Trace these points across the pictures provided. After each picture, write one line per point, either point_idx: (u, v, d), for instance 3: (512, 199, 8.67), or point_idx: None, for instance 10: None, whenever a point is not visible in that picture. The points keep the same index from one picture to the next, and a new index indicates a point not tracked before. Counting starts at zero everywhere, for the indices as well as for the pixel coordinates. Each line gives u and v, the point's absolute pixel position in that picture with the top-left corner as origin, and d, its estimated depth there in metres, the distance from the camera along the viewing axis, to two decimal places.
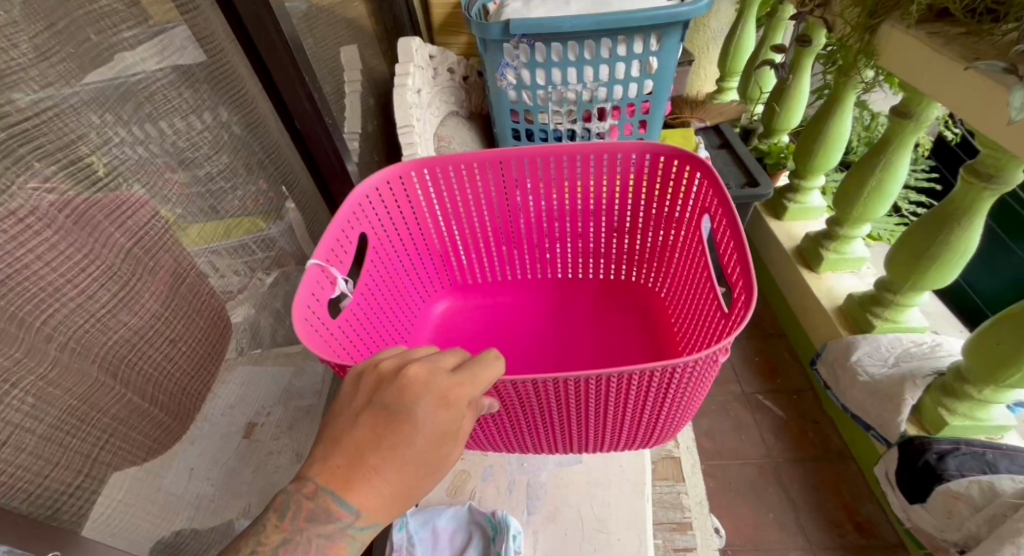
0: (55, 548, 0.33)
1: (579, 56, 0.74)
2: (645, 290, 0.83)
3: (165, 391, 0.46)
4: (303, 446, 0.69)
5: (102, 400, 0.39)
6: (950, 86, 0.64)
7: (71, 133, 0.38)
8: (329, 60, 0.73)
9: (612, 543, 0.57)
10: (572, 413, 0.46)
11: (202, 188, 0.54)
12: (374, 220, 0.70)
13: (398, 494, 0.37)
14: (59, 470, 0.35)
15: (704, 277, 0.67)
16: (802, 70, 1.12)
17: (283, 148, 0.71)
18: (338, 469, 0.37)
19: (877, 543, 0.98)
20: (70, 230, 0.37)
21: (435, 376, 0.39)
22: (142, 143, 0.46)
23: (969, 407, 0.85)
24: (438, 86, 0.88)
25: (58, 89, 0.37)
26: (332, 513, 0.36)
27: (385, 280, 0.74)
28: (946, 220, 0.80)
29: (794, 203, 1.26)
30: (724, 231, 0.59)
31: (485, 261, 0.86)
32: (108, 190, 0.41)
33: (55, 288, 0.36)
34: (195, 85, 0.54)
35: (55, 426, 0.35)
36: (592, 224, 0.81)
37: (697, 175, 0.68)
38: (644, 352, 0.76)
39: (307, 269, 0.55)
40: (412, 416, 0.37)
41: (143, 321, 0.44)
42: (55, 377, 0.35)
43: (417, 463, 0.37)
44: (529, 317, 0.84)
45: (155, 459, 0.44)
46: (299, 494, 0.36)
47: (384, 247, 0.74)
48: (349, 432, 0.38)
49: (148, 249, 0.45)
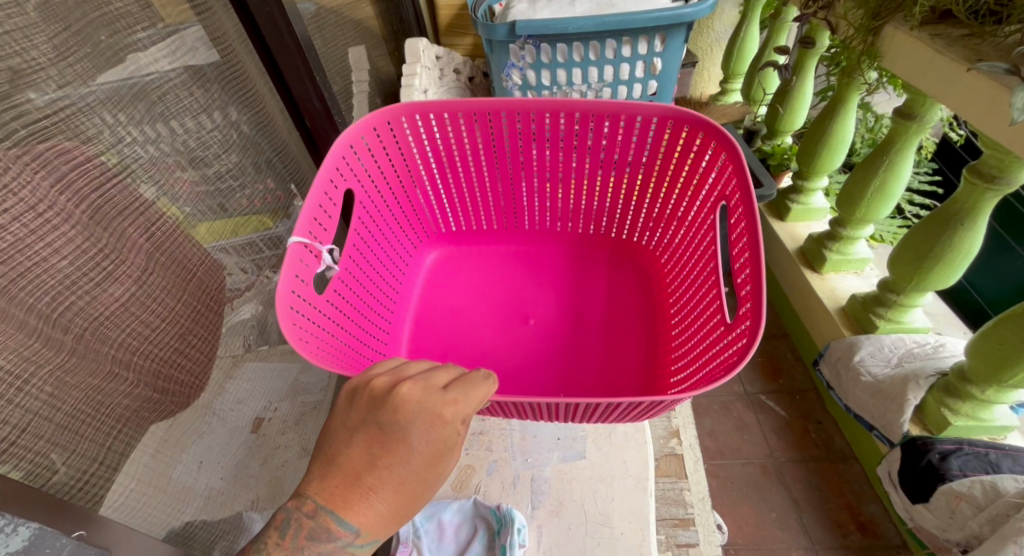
0: (83, 528, 0.33)
1: (584, 57, 0.74)
2: (638, 245, 0.84)
3: (175, 383, 0.46)
4: (310, 441, 0.70)
5: (116, 391, 0.40)
6: (954, 87, 0.64)
7: (85, 132, 0.39)
8: (337, 60, 0.75)
9: (615, 537, 0.58)
10: (564, 408, 0.47)
11: (211, 187, 0.55)
12: (359, 170, 0.71)
13: (395, 511, 0.38)
14: (75, 456, 0.36)
15: (707, 252, 0.69)
16: (806, 72, 1.12)
17: (291, 147, 0.72)
18: (335, 490, 0.37)
19: (879, 543, 0.98)
20: (86, 225, 0.38)
21: (428, 394, 0.40)
22: (154, 142, 0.47)
23: (972, 407, 0.85)
24: (445, 87, 0.89)
25: (75, 88, 0.38)
26: (331, 533, 0.36)
27: (376, 233, 0.76)
28: (948, 222, 0.81)
29: (797, 203, 1.27)
30: (737, 215, 0.60)
31: (474, 208, 0.88)
32: (122, 187, 0.42)
33: (71, 281, 0.37)
34: (206, 85, 0.55)
35: (72, 414, 0.36)
36: (584, 180, 0.83)
37: (697, 135, 0.70)
38: (634, 305, 0.79)
39: (289, 247, 0.55)
40: (406, 436, 0.38)
41: (155, 315, 0.45)
42: (72, 367, 0.36)
43: (413, 481, 0.38)
44: (518, 266, 0.86)
45: (166, 450, 0.45)
46: (298, 514, 0.37)
47: (374, 198, 0.75)
48: (344, 452, 0.39)
49: (159, 246, 0.46)
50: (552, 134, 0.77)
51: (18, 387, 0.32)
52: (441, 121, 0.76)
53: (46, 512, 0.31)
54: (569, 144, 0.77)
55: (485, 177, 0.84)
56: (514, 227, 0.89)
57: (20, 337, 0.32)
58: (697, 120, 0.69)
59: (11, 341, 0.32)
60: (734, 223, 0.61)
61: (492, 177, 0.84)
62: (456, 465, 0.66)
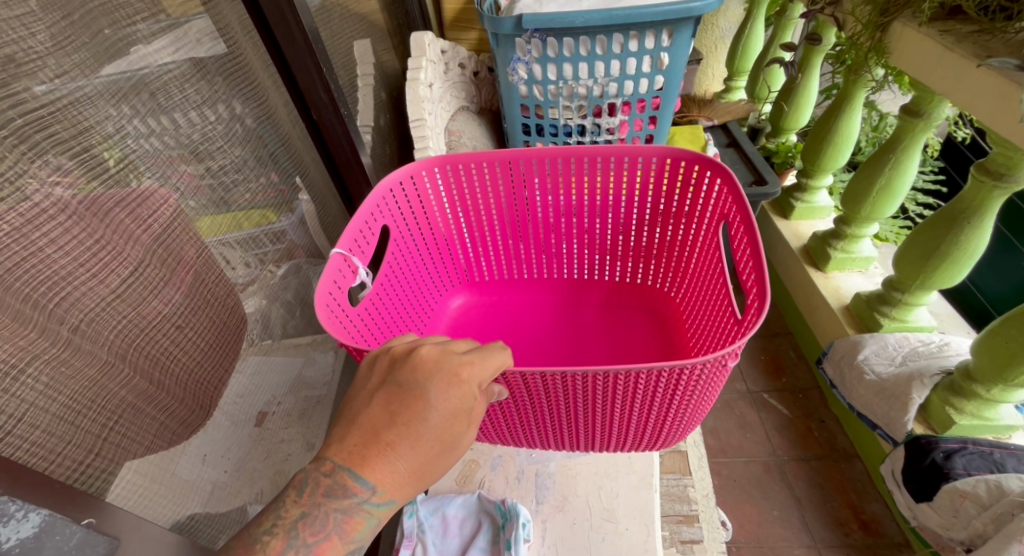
0: (89, 516, 0.34)
1: (591, 51, 0.74)
2: (664, 298, 0.82)
3: (171, 375, 0.46)
4: (314, 435, 0.69)
5: (112, 382, 0.39)
6: (962, 84, 0.64)
7: (82, 122, 0.38)
8: (342, 53, 0.74)
9: (620, 532, 0.58)
10: (581, 404, 0.48)
11: (213, 179, 0.55)
12: (394, 212, 0.71)
13: (414, 471, 0.38)
14: (71, 447, 0.36)
15: (718, 281, 0.68)
16: (811, 69, 1.12)
17: (295, 139, 0.72)
18: (354, 448, 0.37)
19: (882, 542, 0.98)
20: (83, 215, 0.37)
21: (447, 355, 0.41)
22: (155, 134, 0.47)
23: (977, 407, 0.84)
24: (450, 81, 0.89)
25: (72, 79, 0.38)
26: (348, 489, 0.37)
27: (404, 276, 0.75)
28: (954, 221, 0.81)
29: (801, 202, 1.26)
30: (741, 234, 0.60)
31: (500, 256, 0.86)
32: (120, 178, 0.42)
33: (66, 272, 0.36)
34: (208, 77, 0.54)
35: (69, 404, 0.36)
36: (607, 225, 0.81)
37: (714, 179, 0.69)
38: (656, 354, 0.77)
39: (330, 257, 0.57)
40: (425, 393, 0.38)
41: (151, 307, 0.44)
42: (67, 357, 0.36)
43: (431, 440, 0.38)
44: (544, 316, 0.85)
45: (161, 442, 0.44)
46: (316, 473, 0.37)
47: (404, 243, 0.75)
48: (365, 410, 0.39)
49: (158, 237, 0.46)
50: (580, 176, 0.76)
51: (15, 377, 0.32)
52: (470, 171, 0.75)
53: (57, 498, 0.33)
54: (597, 186, 0.76)
55: (514, 228, 0.83)
56: (541, 275, 0.88)
57: (14, 326, 0.32)
58: (710, 157, 0.68)
59: (6, 331, 0.32)
60: (737, 240, 0.61)
61: (518, 226, 0.83)
62: (460, 460, 0.66)
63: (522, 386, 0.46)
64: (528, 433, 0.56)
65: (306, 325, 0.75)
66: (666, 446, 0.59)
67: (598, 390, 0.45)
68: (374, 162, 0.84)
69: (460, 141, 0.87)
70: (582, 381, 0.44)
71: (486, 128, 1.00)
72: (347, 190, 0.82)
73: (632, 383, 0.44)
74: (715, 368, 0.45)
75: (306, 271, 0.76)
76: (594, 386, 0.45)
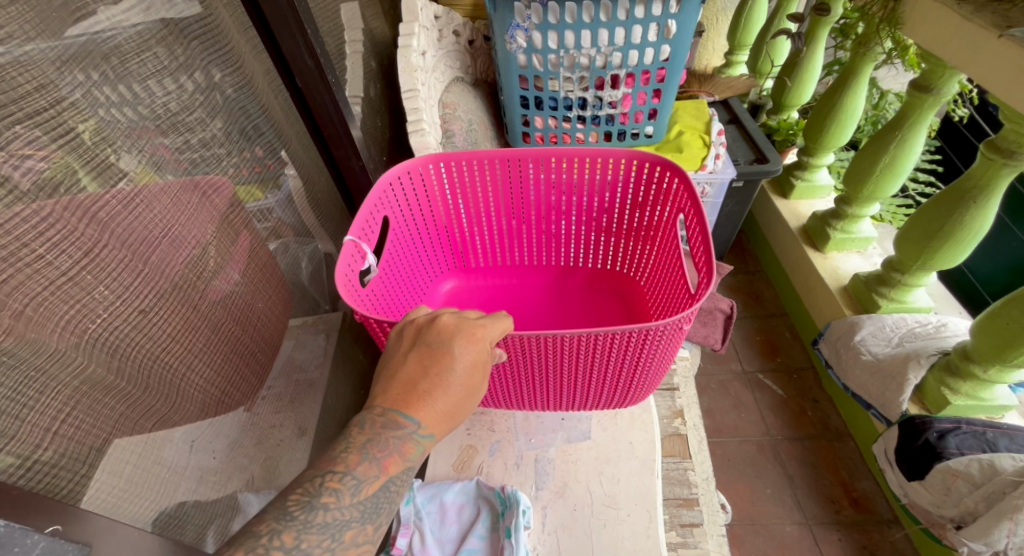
0: (55, 523, 0.32)
1: (594, 18, 0.70)
2: (635, 285, 0.79)
3: (135, 362, 0.42)
4: (308, 420, 0.67)
5: (64, 370, 0.36)
6: (979, 56, 0.61)
7: (29, 83, 0.34)
8: (328, 17, 0.69)
9: (621, 519, 0.57)
10: (569, 366, 0.49)
11: (193, 154, 0.51)
12: (395, 206, 0.69)
13: (452, 411, 0.41)
14: (15, 443, 0.33)
15: (680, 276, 0.65)
16: (816, 42, 1.09)
17: (278, 111, 0.68)
18: (397, 395, 0.40)
19: (871, 518, 0.99)
20: (29, 189, 0.34)
21: (463, 321, 0.42)
22: (123, 104, 0.43)
23: (972, 387, 0.85)
24: (444, 49, 0.84)
25: (14, 38, 0.33)
26: (399, 424, 0.39)
27: (400, 264, 0.72)
28: (961, 199, 0.79)
29: (802, 180, 1.24)
30: (696, 230, 0.58)
31: (488, 244, 0.82)
32: (81, 147, 0.38)
33: (9, 253, 0.33)
34: (178, 41, 0.50)
35: (10, 398, 0.33)
36: (585, 220, 0.78)
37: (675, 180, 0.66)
38: None
39: (343, 245, 0.55)
40: (449, 349, 0.41)
41: (109, 289, 0.40)
42: (10, 346, 0.33)
43: (459, 389, 0.41)
44: (530, 299, 0.82)
45: (119, 434, 0.41)
46: (370, 414, 0.39)
47: (399, 233, 0.71)
48: (401, 368, 0.41)
49: (121, 214, 0.42)
50: (560, 175, 0.72)
51: None
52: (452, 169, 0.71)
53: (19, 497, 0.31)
54: (576, 187, 0.74)
55: (502, 222, 0.79)
56: (528, 272, 0.84)
57: None
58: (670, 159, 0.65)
59: None
60: (693, 236, 0.59)
61: (504, 221, 0.79)
62: (457, 446, 0.65)
63: (519, 354, 0.47)
64: (523, 397, 0.57)
65: (299, 306, 0.71)
66: (633, 403, 0.61)
67: (584, 346, 0.46)
68: (365, 135, 0.80)
69: (455, 114, 0.83)
70: (571, 347, 0.46)
71: (481, 99, 0.96)
72: (337, 165, 0.78)
73: (609, 345, 0.46)
74: (673, 329, 0.46)
75: (295, 252, 0.71)
76: (578, 351, 0.46)
